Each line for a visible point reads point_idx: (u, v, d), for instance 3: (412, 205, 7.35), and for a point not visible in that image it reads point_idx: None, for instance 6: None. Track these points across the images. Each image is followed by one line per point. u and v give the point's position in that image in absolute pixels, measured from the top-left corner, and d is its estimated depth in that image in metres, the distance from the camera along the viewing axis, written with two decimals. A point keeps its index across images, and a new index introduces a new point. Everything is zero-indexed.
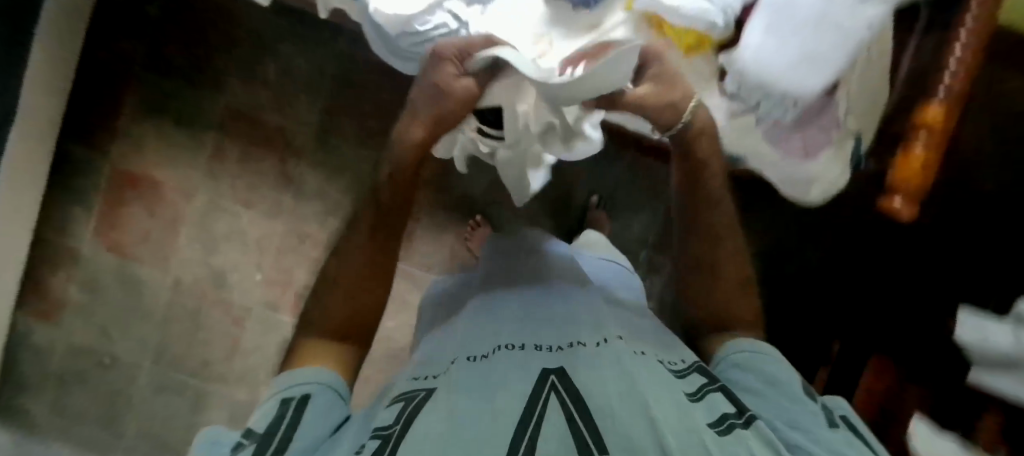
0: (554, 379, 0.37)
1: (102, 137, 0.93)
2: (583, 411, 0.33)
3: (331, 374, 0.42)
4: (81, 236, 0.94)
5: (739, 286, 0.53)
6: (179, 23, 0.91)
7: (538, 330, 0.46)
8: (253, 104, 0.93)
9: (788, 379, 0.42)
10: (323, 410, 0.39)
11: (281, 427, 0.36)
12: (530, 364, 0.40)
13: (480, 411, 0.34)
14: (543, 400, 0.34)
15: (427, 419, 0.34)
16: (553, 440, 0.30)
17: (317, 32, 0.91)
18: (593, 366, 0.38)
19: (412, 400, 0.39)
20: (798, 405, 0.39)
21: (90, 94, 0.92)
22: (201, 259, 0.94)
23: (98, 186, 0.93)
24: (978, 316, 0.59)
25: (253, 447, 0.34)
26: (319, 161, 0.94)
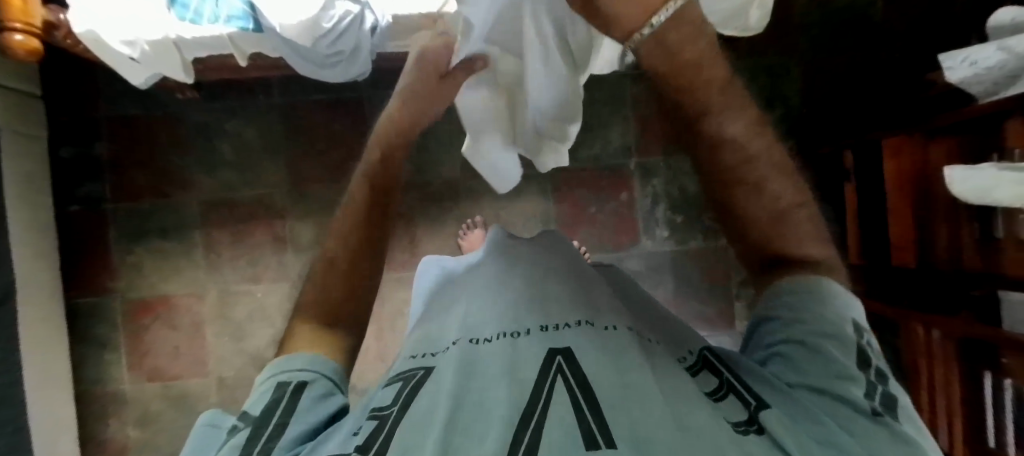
0: (559, 360, 0.30)
1: (103, 278, 0.95)
2: (591, 399, 0.27)
3: (328, 365, 0.36)
4: (120, 376, 0.95)
5: (779, 220, 0.38)
6: (129, 146, 0.95)
7: (548, 306, 0.38)
8: (223, 187, 0.95)
9: (837, 351, 0.30)
10: (318, 403, 0.33)
11: (275, 414, 0.31)
12: (526, 347, 0.33)
13: (484, 393, 0.29)
14: (547, 384, 0.28)
15: (425, 404, 0.29)
16: (555, 419, 0.25)
17: (251, 97, 0.95)
18: (608, 352, 0.32)
19: (410, 379, 0.33)
20: (842, 384, 0.29)
21: (77, 245, 0.95)
22: (233, 351, 0.95)
23: (117, 325, 0.95)
24: (963, 50, 0.58)
25: (248, 430, 0.30)
26: (304, 213, 0.96)
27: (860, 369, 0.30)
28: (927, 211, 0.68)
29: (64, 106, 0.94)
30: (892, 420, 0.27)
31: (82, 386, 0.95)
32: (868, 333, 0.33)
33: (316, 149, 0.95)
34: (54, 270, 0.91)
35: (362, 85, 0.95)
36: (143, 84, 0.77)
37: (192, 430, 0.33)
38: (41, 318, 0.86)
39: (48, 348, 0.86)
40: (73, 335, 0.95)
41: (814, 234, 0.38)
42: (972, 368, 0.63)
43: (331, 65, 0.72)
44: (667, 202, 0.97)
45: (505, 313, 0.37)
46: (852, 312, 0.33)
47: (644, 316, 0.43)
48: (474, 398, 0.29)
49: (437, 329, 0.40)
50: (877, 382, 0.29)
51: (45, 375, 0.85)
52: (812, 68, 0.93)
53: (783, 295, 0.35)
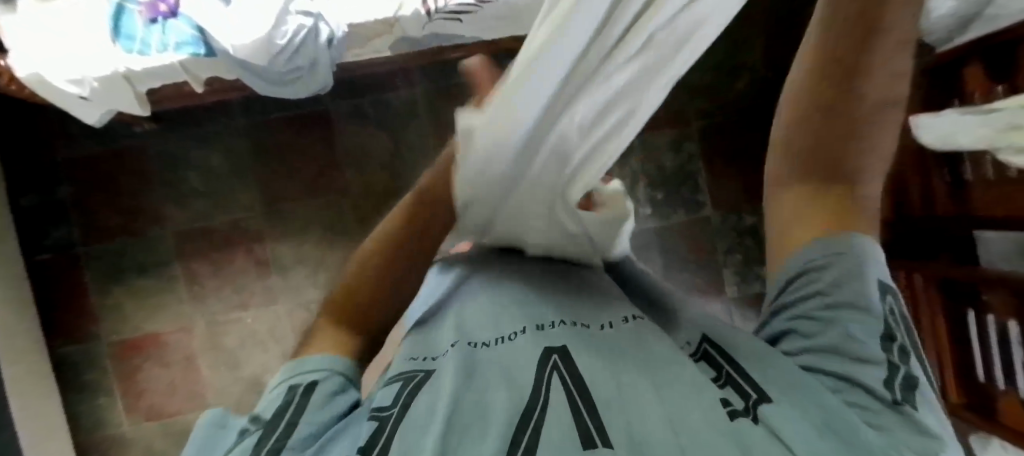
0: (556, 361, 0.30)
1: (85, 323, 0.93)
2: (589, 399, 0.27)
3: (346, 362, 0.33)
4: (117, 420, 0.93)
5: (862, 129, 0.29)
6: (93, 186, 0.92)
7: (544, 303, 0.38)
8: (197, 217, 0.93)
9: (860, 332, 0.27)
10: (333, 400, 0.30)
11: (288, 413, 0.29)
12: (524, 346, 0.32)
13: (483, 394, 0.28)
14: (544, 384, 0.28)
15: (425, 405, 0.28)
16: (553, 418, 0.25)
17: (214, 122, 0.92)
18: (604, 352, 0.32)
19: (410, 380, 0.32)
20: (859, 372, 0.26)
21: (53, 293, 0.93)
22: (229, 380, 0.94)
23: (107, 369, 0.93)
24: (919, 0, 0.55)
25: (258, 433, 0.28)
26: (283, 233, 0.94)
27: (884, 349, 0.26)
28: (897, 164, 0.70)
29: (19, 153, 0.91)
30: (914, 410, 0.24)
31: (78, 435, 0.93)
32: (898, 297, 0.28)
33: (288, 167, 0.93)
34: (32, 322, 0.89)
35: (327, 97, 0.93)
36: (98, 122, 0.74)
37: (192, 430, 0.30)
38: (26, 373, 0.83)
39: (38, 401, 0.84)
40: (62, 385, 0.93)
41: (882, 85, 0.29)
42: (956, 308, 0.65)
43: (291, 81, 0.70)
44: (646, 180, 0.97)
45: (504, 315, 0.37)
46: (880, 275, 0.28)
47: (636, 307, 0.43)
48: (472, 399, 0.28)
49: (429, 332, 0.40)
50: (900, 363, 0.26)
51: (37, 429, 0.83)
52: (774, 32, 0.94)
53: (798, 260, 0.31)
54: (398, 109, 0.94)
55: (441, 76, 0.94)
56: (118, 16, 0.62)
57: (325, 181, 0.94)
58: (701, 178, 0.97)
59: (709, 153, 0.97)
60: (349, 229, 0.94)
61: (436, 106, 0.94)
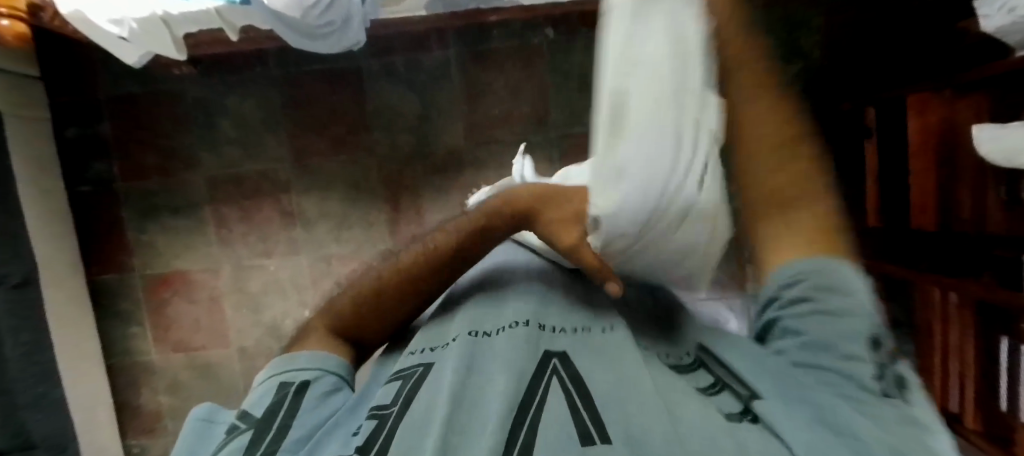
0: (555, 363, 0.31)
1: (120, 257, 0.98)
2: (586, 396, 0.27)
3: (341, 363, 0.37)
4: (147, 349, 1.00)
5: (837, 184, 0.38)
6: (131, 125, 0.95)
7: (541, 308, 0.38)
8: (228, 164, 0.95)
9: (841, 336, 0.30)
10: (322, 401, 0.33)
11: (280, 414, 0.31)
12: (523, 342, 0.33)
13: (484, 385, 0.29)
14: (543, 381, 0.29)
15: (427, 395, 0.29)
16: (548, 413, 0.26)
17: (248, 70, 0.93)
18: (603, 355, 0.32)
19: (410, 377, 0.33)
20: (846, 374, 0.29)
21: (93, 224, 0.97)
22: (249, 324, 0.98)
23: (139, 301, 0.99)
24: None
25: (250, 431, 0.30)
26: (309, 188, 0.95)
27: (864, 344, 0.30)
28: (949, 175, 0.66)
29: (64, 87, 0.94)
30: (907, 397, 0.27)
31: (112, 358, 1.00)
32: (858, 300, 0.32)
33: (316, 122, 0.94)
34: (72, 250, 0.94)
35: (359, 53, 0.92)
36: (136, 63, 0.75)
37: (184, 424, 0.34)
38: (65, 297, 0.89)
39: (76, 324, 0.90)
40: (98, 311, 0.99)
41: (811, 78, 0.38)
42: (988, 335, 0.62)
43: (323, 36, 0.69)
44: None
45: (515, 308, 0.37)
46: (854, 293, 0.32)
47: (656, 319, 0.42)
48: (473, 390, 0.29)
49: (435, 328, 0.39)
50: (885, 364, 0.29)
51: (74, 350, 0.89)
52: (836, 17, 0.87)
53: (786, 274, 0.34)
54: (429, 71, 0.92)
55: (476, 39, 0.91)
56: None
57: (351, 139, 0.94)
58: None
59: None
60: (372, 188, 0.95)
61: (468, 70, 0.92)
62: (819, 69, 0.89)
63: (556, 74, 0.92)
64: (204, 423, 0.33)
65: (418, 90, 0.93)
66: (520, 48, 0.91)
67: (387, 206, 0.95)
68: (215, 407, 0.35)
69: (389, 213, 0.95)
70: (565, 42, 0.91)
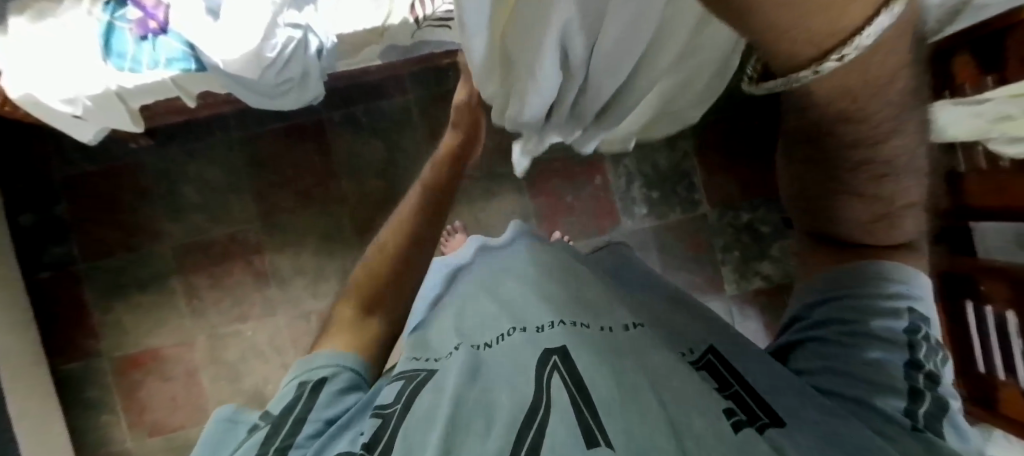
0: (555, 360, 0.30)
1: (87, 341, 0.93)
2: (589, 403, 0.26)
3: (357, 358, 0.37)
4: (120, 436, 0.93)
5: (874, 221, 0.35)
6: (90, 204, 0.92)
7: (535, 303, 0.36)
8: (195, 231, 0.93)
9: (890, 364, 0.34)
10: (338, 397, 0.34)
11: (296, 409, 0.32)
12: (522, 349, 0.32)
13: (487, 392, 0.29)
14: (544, 387, 0.28)
15: (428, 404, 0.29)
16: (552, 421, 0.25)
17: (209, 136, 0.93)
18: (606, 348, 0.31)
19: (412, 379, 0.33)
20: (885, 393, 0.32)
21: (54, 310, 0.93)
22: (230, 394, 0.94)
23: (109, 386, 0.94)
24: None
25: (268, 427, 0.31)
26: (282, 245, 0.94)
27: (907, 376, 0.33)
28: None
29: (17, 173, 0.91)
30: (937, 429, 0.30)
31: (83, 452, 0.93)
32: (924, 348, 0.35)
33: (283, 178, 0.94)
34: (32, 341, 0.89)
35: (320, 108, 0.93)
36: (91, 140, 0.74)
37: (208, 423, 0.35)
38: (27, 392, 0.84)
39: (40, 419, 0.85)
40: (65, 402, 0.93)
41: (891, 48, 0.20)
42: (954, 301, 0.65)
43: (283, 93, 0.71)
44: (641, 179, 0.97)
45: (509, 315, 0.36)
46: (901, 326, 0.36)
47: (648, 312, 0.41)
48: (476, 395, 0.29)
49: (435, 331, 0.40)
50: (925, 388, 0.32)
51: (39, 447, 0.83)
52: None
53: (832, 293, 0.40)
54: (391, 117, 0.94)
55: (433, 83, 0.94)
56: (107, 35, 0.63)
57: (321, 190, 0.94)
58: (696, 176, 0.98)
59: (704, 149, 0.97)
60: (346, 238, 0.94)
61: (429, 112, 0.94)
62: None
63: None
64: (226, 419, 0.34)
65: (382, 136, 0.94)
66: None
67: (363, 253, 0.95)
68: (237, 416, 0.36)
69: None
70: None
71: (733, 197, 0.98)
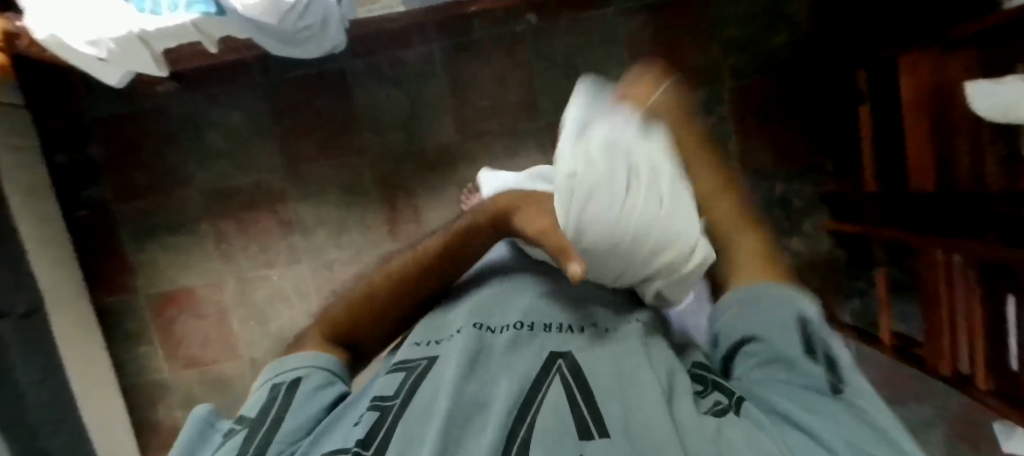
0: (561, 364, 0.33)
1: (125, 278, 0.98)
2: (587, 398, 0.29)
3: (329, 359, 0.39)
4: (158, 366, 1.00)
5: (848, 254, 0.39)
6: (121, 146, 0.94)
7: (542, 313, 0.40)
8: (221, 178, 0.95)
9: (799, 358, 0.33)
10: (315, 393, 0.36)
11: (273, 410, 0.34)
12: (527, 348, 0.35)
13: (486, 385, 0.31)
14: (546, 382, 0.31)
15: (430, 387, 0.31)
16: (551, 409, 0.28)
17: (232, 82, 0.92)
18: (606, 357, 0.34)
19: (413, 369, 0.35)
20: (805, 388, 0.31)
21: (93, 247, 0.98)
22: (257, 335, 0.99)
23: (146, 320, 1.00)
24: None
25: (245, 430, 0.32)
26: (305, 195, 0.95)
27: (812, 361, 0.32)
28: (948, 132, 0.65)
29: (51, 112, 0.93)
30: (856, 399, 0.30)
31: (126, 378, 1.01)
32: (815, 324, 0.35)
33: (305, 128, 0.93)
34: (74, 275, 0.94)
35: (342, 55, 0.91)
36: (116, 84, 0.74)
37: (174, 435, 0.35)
38: (72, 322, 0.90)
39: (86, 347, 0.91)
40: (108, 332, 1.00)
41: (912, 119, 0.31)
42: (994, 293, 0.61)
43: (303, 41, 0.69)
44: None
45: (511, 313, 0.40)
46: (803, 307, 0.36)
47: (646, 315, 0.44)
48: (473, 390, 0.30)
49: (442, 320, 0.42)
50: (827, 364, 0.32)
51: (86, 372, 0.91)
52: None
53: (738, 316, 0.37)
54: (414, 68, 0.91)
55: (458, 33, 0.90)
56: None
57: (342, 142, 0.93)
58: (731, 144, 0.92)
59: (741, 115, 0.91)
60: (367, 191, 0.95)
61: (453, 65, 0.91)
62: (808, 35, 0.88)
63: (542, 60, 0.90)
64: (199, 424, 0.35)
65: (405, 88, 0.92)
66: (503, 38, 0.90)
67: (384, 207, 0.95)
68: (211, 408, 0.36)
69: (386, 214, 0.95)
70: (548, 28, 0.89)
71: (768, 168, 0.93)
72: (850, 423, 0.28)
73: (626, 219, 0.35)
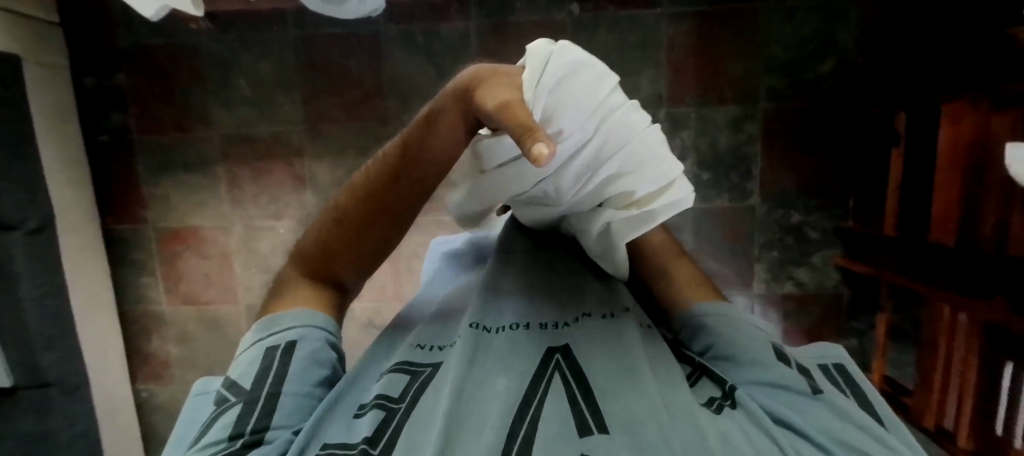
0: (557, 358, 0.34)
1: (135, 209, 1.00)
2: (586, 392, 0.31)
3: (328, 319, 0.40)
4: (158, 300, 1.02)
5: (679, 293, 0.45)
6: (148, 78, 0.94)
7: (541, 297, 0.41)
8: (242, 123, 0.95)
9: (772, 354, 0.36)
10: (308, 361, 0.36)
11: (268, 382, 0.35)
12: (524, 342, 0.36)
13: (486, 382, 0.32)
14: (545, 378, 0.32)
15: (431, 397, 0.32)
16: (550, 408, 0.29)
17: (266, 28, 0.91)
18: (603, 345, 0.35)
19: (418, 375, 0.35)
20: (782, 377, 0.34)
21: (109, 173, 0.99)
22: (257, 284, 1.00)
23: (152, 253, 1.01)
24: None
25: (242, 403, 0.33)
26: (322, 155, 0.96)
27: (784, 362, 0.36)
28: (977, 190, 0.62)
29: (84, 34, 0.93)
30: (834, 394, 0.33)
31: (124, 305, 1.03)
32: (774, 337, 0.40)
33: (332, 87, 0.93)
34: (87, 199, 0.96)
35: (379, 19, 0.90)
36: (152, 17, 0.74)
37: (187, 397, 0.38)
38: (80, 243, 0.92)
39: (89, 273, 0.93)
40: (113, 259, 1.02)
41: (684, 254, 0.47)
42: (992, 360, 0.60)
43: (341, 1, 0.68)
44: (695, 157, 0.91)
45: (514, 302, 0.40)
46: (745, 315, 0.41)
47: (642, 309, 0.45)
48: (472, 386, 0.31)
49: (444, 321, 0.43)
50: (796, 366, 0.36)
51: (88, 296, 0.93)
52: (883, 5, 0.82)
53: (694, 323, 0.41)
54: (448, 42, 0.90)
55: (498, 13, 0.88)
56: None
57: (367, 106, 0.93)
58: (755, 166, 0.91)
59: (770, 138, 0.90)
60: None
61: (487, 44, 0.90)
62: (855, 66, 0.85)
63: None
64: (200, 395, 0.37)
65: (436, 62, 0.91)
66: (542, 25, 0.88)
67: None
68: (212, 381, 0.39)
69: None
70: (588, 22, 0.88)
71: (788, 196, 0.91)
72: (828, 415, 0.31)
73: (599, 122, 0.31)
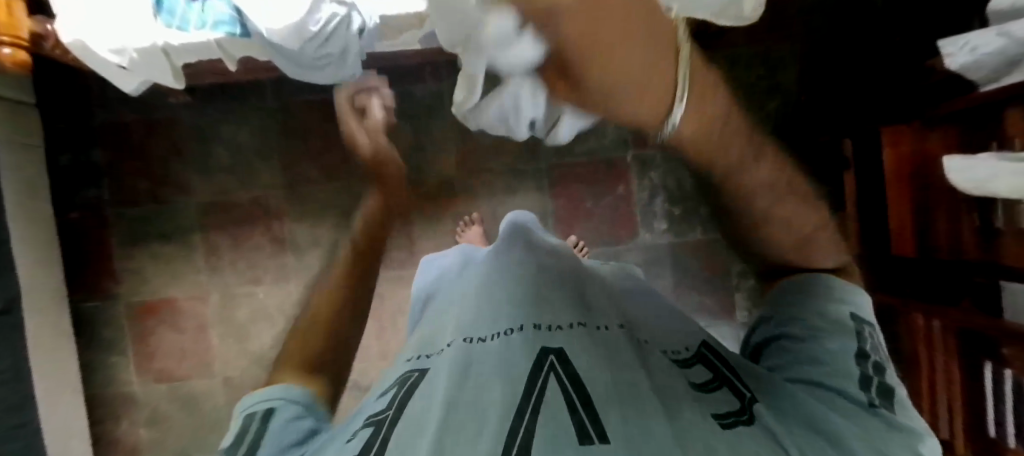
0: (551, 358, 0.33)
1: (106, 285, 0.97)
2: (584, 398, 0.29)
3: (302, 390, 0.41)
4: (128, 379, 0.97)
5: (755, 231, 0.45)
6: (125, 153, 0.95)
7: (538, 306, 0.40)
8: (221, 190, 0.96)
9: (844, 357, 0.35)
10: (290, 422, 0.38)
11: (257, 437, 0.37)
12: (518, 349, 0.35)
13: (481, 393, 0.31)
14: (541, 379, 0.31)
15: (419, 406, 0.32)
16: (547, 416, 0.28)
17: (245, 98, 0.94)
18: (598, 351, 0.34)
19: (405, 383, 0.37)
20: (838, 381, 0.34)
21: (80, 250, 0.96)
22: (236, 352, 0.96)
23: (122, 330, 0.97)
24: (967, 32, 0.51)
25: None
26: (302, 216, 0.96)
27: (857, 364, 0.34)
28: (926, 204, 0.67)
29: (60, 114, 0.94)
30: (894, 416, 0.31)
31: (91, 388, 0.97)
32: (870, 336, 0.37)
33: (311, 150, 0.95)
34: (56, 278, 0.92)
35: None
36: (132, 92, 0.76)
37: None
38: (48, 323, 0.88)
39: (54, 355, 0.88)
40: (81, 339, 0.97)
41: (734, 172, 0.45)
42: (972, 361, 0.62)
43: (321, 67, 0.72)
44: (665, 194, 0.96)
45: (504, 313, 0.40)
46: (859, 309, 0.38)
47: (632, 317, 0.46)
48: (467, 400, 0.30)
49: (426, 344, 0.43)
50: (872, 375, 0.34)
51: (52, 381, 0.87)
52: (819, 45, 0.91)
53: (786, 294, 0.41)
54: (423, 102, 0.95)
55: None
56: None
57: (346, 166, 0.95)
58: None
59: None
60: None
61: None
62: None
63: None
64: None
65: (412, 121, 0.95)
66: None
67: None
68: None
69: None
70: None
71: None
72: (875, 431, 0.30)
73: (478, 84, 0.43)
